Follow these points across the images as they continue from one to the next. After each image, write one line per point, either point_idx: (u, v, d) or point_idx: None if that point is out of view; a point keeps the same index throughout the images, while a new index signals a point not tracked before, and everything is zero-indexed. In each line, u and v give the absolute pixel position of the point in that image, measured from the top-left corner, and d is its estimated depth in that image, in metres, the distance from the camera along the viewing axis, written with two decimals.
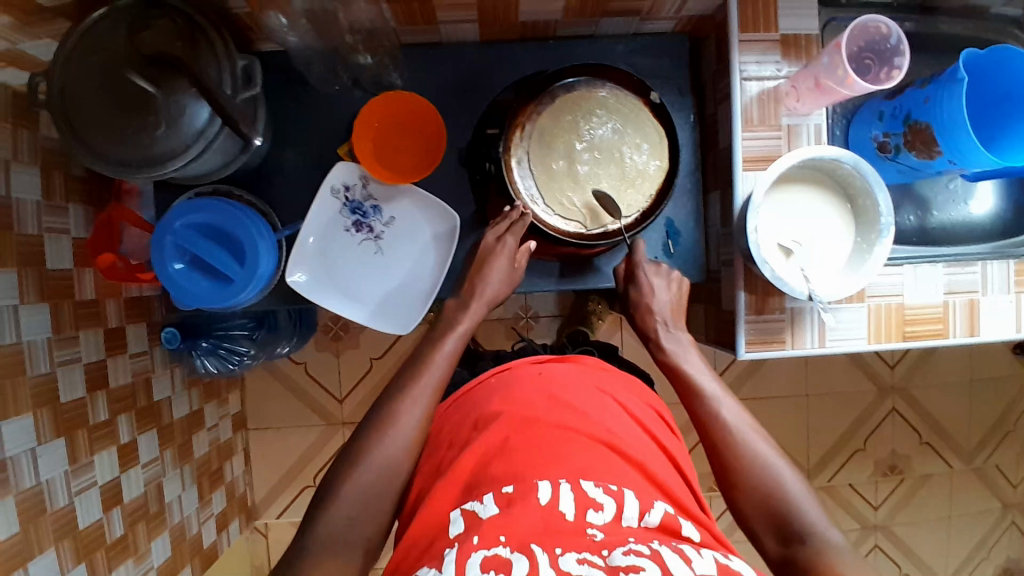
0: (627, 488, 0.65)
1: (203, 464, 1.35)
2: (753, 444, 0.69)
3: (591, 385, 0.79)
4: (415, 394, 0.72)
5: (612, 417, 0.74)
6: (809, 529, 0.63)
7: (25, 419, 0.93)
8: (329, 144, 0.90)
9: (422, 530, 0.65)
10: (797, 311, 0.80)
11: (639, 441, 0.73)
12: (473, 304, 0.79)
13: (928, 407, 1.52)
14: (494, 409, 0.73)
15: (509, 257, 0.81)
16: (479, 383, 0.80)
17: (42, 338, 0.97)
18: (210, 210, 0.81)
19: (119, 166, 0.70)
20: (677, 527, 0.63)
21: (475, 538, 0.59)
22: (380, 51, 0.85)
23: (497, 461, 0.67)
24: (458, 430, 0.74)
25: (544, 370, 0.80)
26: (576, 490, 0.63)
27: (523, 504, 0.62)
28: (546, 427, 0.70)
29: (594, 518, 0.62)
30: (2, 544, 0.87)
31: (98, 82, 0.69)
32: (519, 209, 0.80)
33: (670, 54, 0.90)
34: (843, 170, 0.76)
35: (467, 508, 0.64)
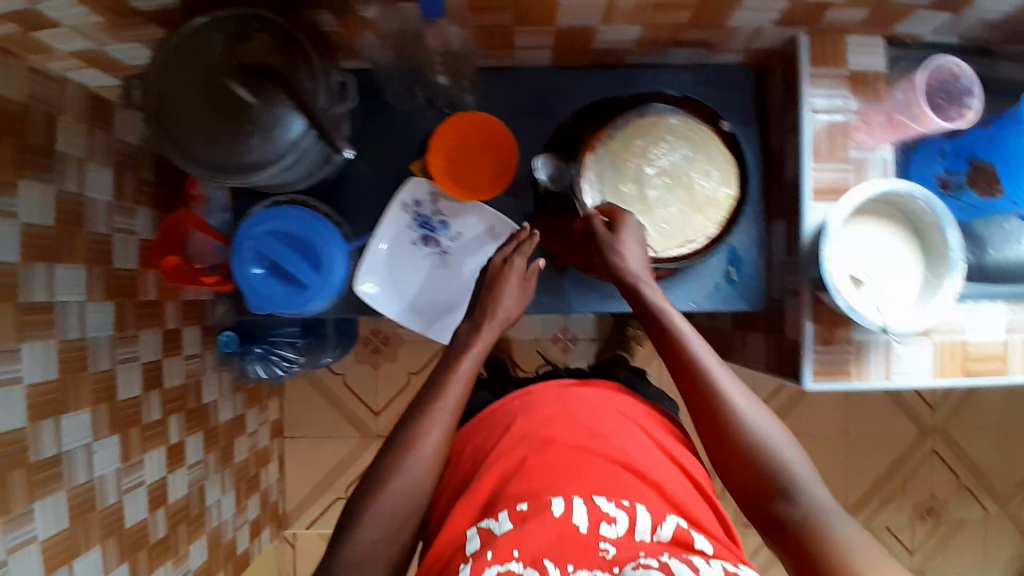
0: (639, 503, 0.70)
1: (242, 469, 1.36)
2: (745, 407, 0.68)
3: (613, 407, 0.83)
4: (437, 413, 0.74)
5: (634, 438, 0.78)
6: (797, 490, 0.63)
7: (83, 414, 0.94)
8: (399, 159, 0.93)
9: (443, 547, 0.71)
10: (863, 343, 0.82)
11: (657, 460, 0.77)
12: (485, 325, 0.82)
13: (969, 450, 1.49)
14: (515, 431, 0.78)
15: (519, 277, 0.86)
16: (504, 405, 0.86)
17: (105, 335, 0.99)
18: (287, 217, 0.83)
19: (214, 171, 0.73)
20: (688, 540, 0.68)
21: (489, 553, 0.65)
22: (458, 73, 0.87)
23: (516, 479, 0.72)
24: (483, 447, 0.80)
25: (569, 394, 0.85)
26: (589, 504, 0.68)
27: (537, 520, 0.67)
28: (564, 448, 0.75)
29: (607, 531, 0.67)
30: (51, 540, 0.88)
31: (198, 89, 0.72)
32: (528, 229, 0.89)
33: (737, 85, 0.92)
34: (916, 206, 0.77)
35: (484, 525, 0.69)
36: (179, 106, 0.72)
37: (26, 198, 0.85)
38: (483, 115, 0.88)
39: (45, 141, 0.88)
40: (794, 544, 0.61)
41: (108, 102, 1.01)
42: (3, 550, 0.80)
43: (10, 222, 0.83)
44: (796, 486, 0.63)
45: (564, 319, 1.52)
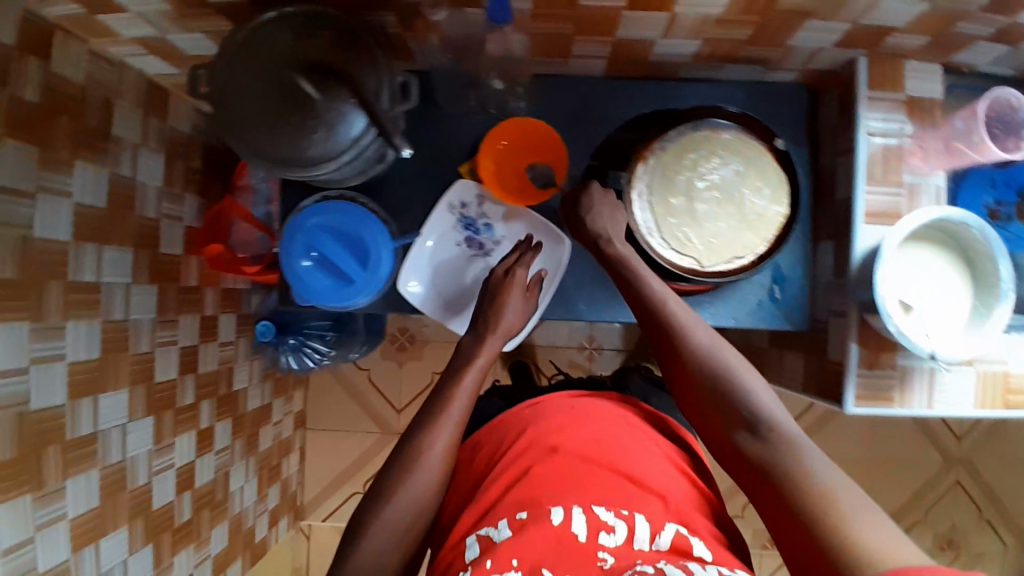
0: (638, 512, 0.71)
1: (265, 458, 1.37)
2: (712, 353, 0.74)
3: (621, 416, 0.84)
4: (443, 425, 0.75)
5: (643, 450, 0.79)
6: (759, 421, 0.69)
7: (121, 394, 0.95)
8: (448, 160, 0.93)
9: (450, 552, 0.73)
10: (908, 369, 0.81)
11: (660, 468, 0.77)
12: (490, 338, 0.82)
13: (994, 483, 1.48)
14: (522, 440, 0.80)
15: (521, 288, 0.86)
16: (513, 411, 0.87)
17: (147, 318, 1.00)
18: (340, 212, 0.85)
19: (276, 163, 0.75)
20: (687, 547, 0.69)
21: (488, 560, 0.66)
22: (513, 79, 0.88)
23: (519, 486, 0.74)
24: (494, 453, 0.82)
25: (577, 404, 0.86)
26: (587, 513, 0.70)
27: (536, 527, 0.68)
28: (568, 457, 0.76)
29: (605, 540, 0.68)
30: (81, 518, 0.88)
31: (265, 83, 0.73)
32: (529, 241, 0.90)
33: (790, 104, 0.92)
34: (971, 236, 0.77)
35: (483, 534, 0.71)
36: (245, 100, 0.74)
37: (80, 177, 0.86)
38: (537, 123, 0.87)
39: (102, 123, 0.90)
40: (758, 471, 0.67)
41: (163, 89, 1.02)
42: (32, 526, 0.81)
43: (64, 201, 0.83)
44: (760, 419, 0.69)
45: (591, 327, 1.52)
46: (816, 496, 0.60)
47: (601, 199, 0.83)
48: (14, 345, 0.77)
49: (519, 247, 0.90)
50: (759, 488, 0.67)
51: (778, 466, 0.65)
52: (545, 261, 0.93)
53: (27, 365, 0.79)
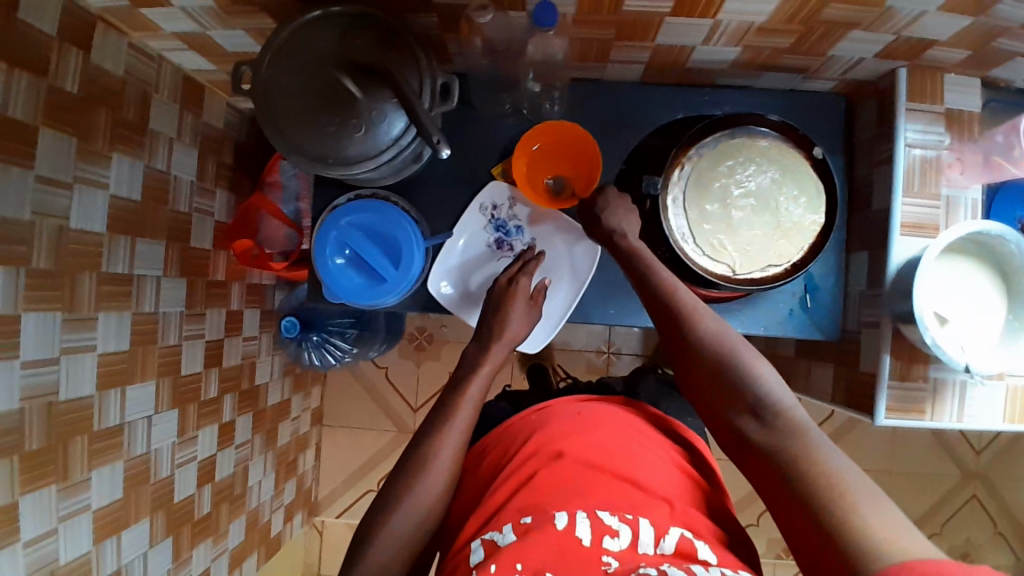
0: (643, 516, 0.69)
1: (283, 453, 1.38)
2: (718, 339, 0.72)
3: (628, 424, 0.83)
4: (448, 437, 0.75)
5: (648, 457, 0.78)
6: (765, 408, 0.67)
7: (148, 387, 0.96)
8: (481, 162, 0.94)
9: (453, 561, 0.72)
10: (940, 382, 0.81)
11: (665, 476, 0.76)
12: (495, 346, 0.82)
13: (1011, 499, 1.47)
14: (528, 447, 0.79)
15: (525, 296, 0.86)
16: (521, 417, 0.87)
17: (176, 311, 1.01)
18: (373, 209, 0.85)
19: (313, 160, 0.75)
20: (692, 551, 0.67)
21: (493, 564, 0.64)
22: (550, 82, 0.88)
23: (524, 493, 0.73)
24: (500, 459, 0.82)
25: (584, 411, 0.86)
26: (592, 518, 0.68)
27: (540, 532, 0.66)
28: (572, 464, 0.76)
29: (610, 544, 0.66)
30: (105, 509, 0.88)
31: (308, 81, 0.74)
32: (533, 251, 0.91)
33: (825, 113, 0.92)
34: (1008, 251, 0.77)
35: (488, 538, 0.69)
36: (287, 96, 0.74)
37: (116, 169, 0.86)
38: (575, 130, 0.87)
39: (139, 117, 0.90)
40: (762, 460, 0.65)
41: (199, 84, 1.03)
42: (56, 517, 0.81)
43: (100, 192, 0.84)
44: (766, 406, 0.67)
45: (610, 331, 1.52)
46: (823, 485, 0.58)
47: (611, 200, 0.84)
48: (47, 336, 0.77)
49: (522, 257, 0.91)
50: (764, 478, 0.64)
51: (784, 454, 0.63)
52: (547, 271, 0.94)
53: (57, 355, 0.79)
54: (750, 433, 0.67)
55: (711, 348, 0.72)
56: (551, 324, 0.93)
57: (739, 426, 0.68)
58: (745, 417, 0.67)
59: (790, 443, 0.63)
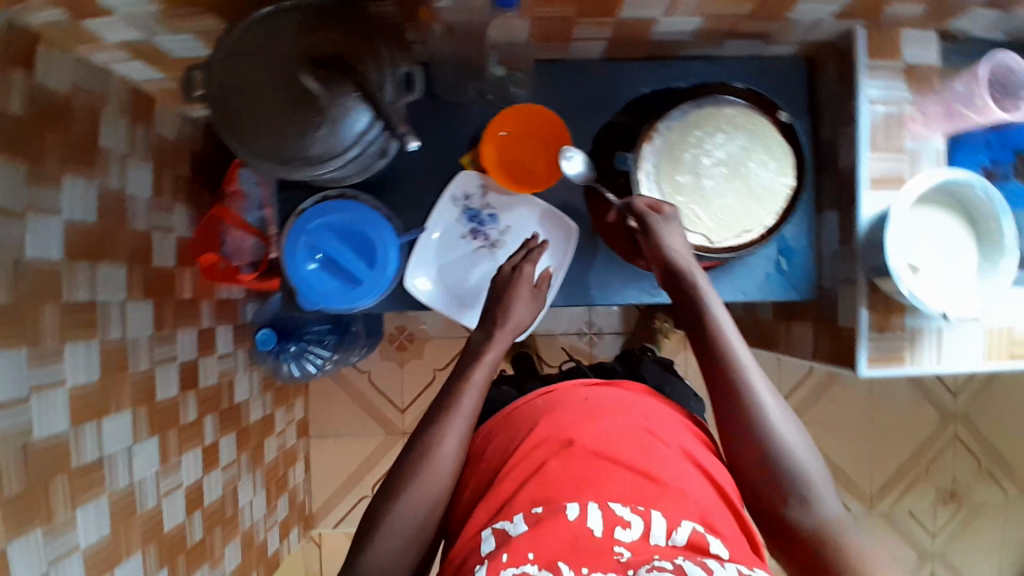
0: (655, 508, 0.69)
1: (272, 468, 1.34)
2: (776, 420, 0.72)
3: (636, 408, 0.81)
4: (454, 422, 0.74)
5: (659, 447, 0.76)
6: (815, 498, 0.69)
7: (124, 417, 0.92)
8: (449, 153, 0.92)
9: (460, 550, 0.72)
10: (916, 332, 0.83)
11: (677, 465, 0.74)
12: (496, 334, 0.81)
13: (990, 436, 1.52)
14: (534, 434, 0.78)
15: (528, 284, 0.86)
16: (526, 403, 0.85)
17: (144, 336, 0.97)
18: (341, 210, 0.82)
19: (277, 161, 0.73)
20: (705, 545, 0.67)
21: (504, 555, 0.65)
22: (511, 64, 0.86)
23: (533, 484, 0.72)
24: (503, 447, 0.81)
25: (591, 395, 0.83)
26: (603, 509, 0.68)
27: (552, 523, 0.67)
28: (581, 452, 0.74)
29: (621, 535, 0.66)
30: (94, 546, 0.85)
31: (266, 79, 0.71)
32: (534, 238, 0.89)
33: (788, 76, 0.92)
34: (974, 197, 0.79)
35: (498, 527, 0.70)
36: (243, 95, 0.71)
37: (68, 192, 0.82)
38: (556, 118, 0.86)
39: (88, 135, 0.86)
40: (803, 548, 0.68)
41: (148, 96, 0.99)
42: (44, 562, 0.77)
43: (54, 219, 0.79)
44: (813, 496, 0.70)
45: (590, 312, 1.53)
46: None
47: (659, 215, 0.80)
48: (13, 374, 0.73)
49: (525, 245, 0.90)
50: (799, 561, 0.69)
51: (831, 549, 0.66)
52: (551, 260, 0.93)
53: (28, 394, 0.75)
54: (795, 521, 0.69)
55: (769, 426, 0.72)
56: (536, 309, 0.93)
57: (783, 509, 0.70)
58: (794, 506, 0.69)
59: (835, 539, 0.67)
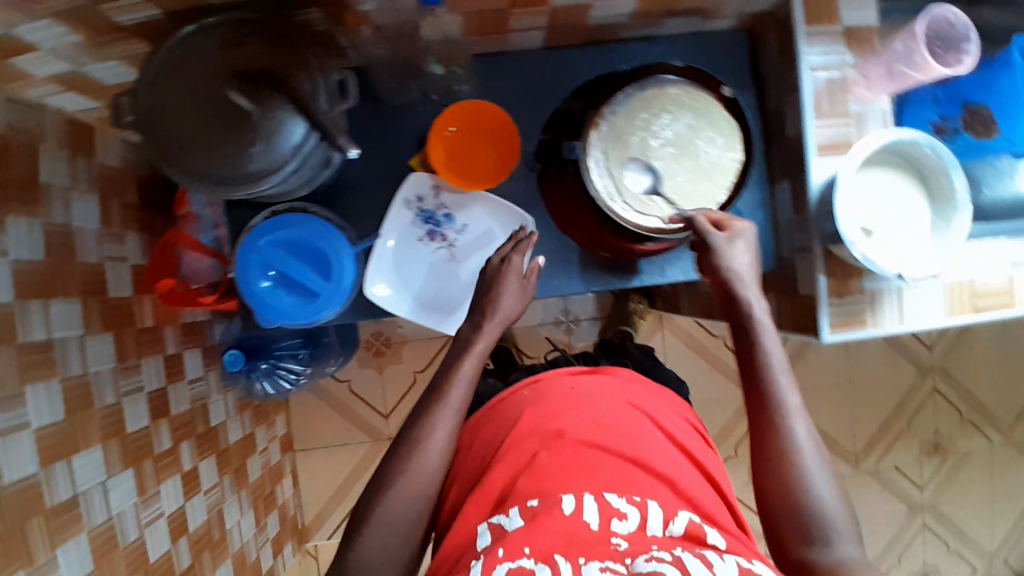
0: (650, 499, 0.70)
1: (258, 487, 1.33)
2: (809, 461, 0.72)
3: (622, 397, 0.83)
4: (442, 414, 0.75)
5: (650, 438, 0.78)
6: (836, 542, 0.68)
7: (94, 452, 0.90)
8: (397, 157, 0.90)
9: (452, 547, 0.72)
10: (876, 294, 0.84)
11: (669, 456, 0.77)
12: (486, 325, 0.81)
13: (967, 385, 1.54)
14: (523, 424, 0.78)
15: (517, 274, 0.84)
16: (512, 393, 0.85)
17: (107, 368, 0.94)
18: (290, 225, 0.80)
19: (214, 184, 0.70)
20: (701, 535, 0.68)
21: (500, 550, 0.64)
22: (452, 62, 0.84)
23: (526, 476, 0.72)
24: (490, 441, 0.80)
25: (576, 383, 0.84)
26: (599, 501, 0.69)
27: (548, 516, 0.66)
28: (574, 444, 0.75)
29: (618, 527, 0.66)
30: None
31: (195, 100, 0.69)
32: (523, 229, 0.87)
33: (731, 50, 0.92)
34: (924, 155, 0.79)
35: (494, 522, 0.70)
36: (175, 120, 0.69)
37: (11, 231, 0.80)
38: (497, 109, 0.85)
39: (25, 171, 0.83)
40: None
41: (87, 125, 0.96)
42: None
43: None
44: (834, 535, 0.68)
45: (564, 300, 1.52)
46: None
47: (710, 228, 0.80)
48: None
49: (514, 237, 0.88)
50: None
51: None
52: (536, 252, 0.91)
53: None
54: (807, 559, 0.69)
55: (800, 465, 0.71)
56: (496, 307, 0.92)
57: (798, 549, 0.69)
58: (814, 546, 0.69)
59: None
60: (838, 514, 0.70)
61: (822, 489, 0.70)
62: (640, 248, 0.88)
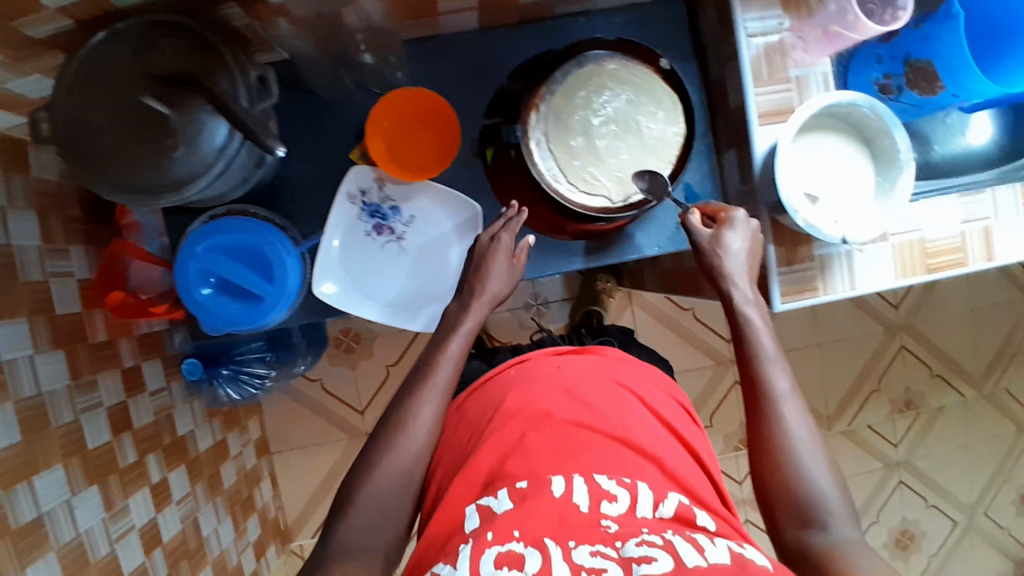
0: (640, 479, 0.68)
1: (233, 494, 1.30)
2: (801, 444, 0.71)
3: (610, 377, 0.81)
4: (430, 394, 0.76)
5: (637, 418, 0.77)
6: (832, 525, 0.66)
7: (56, 471, 0.85)
8: (338, 152, 0.88)
9: (438, 530, 0.69)
10: (825, 258, 0.86)
11: (656, 436, 0.76)
12: (473, 303, 0.81)
13: (935, 340, 1.56)
14: (511, 406, 0.76)
15: (506, 253, 0.83)
16: (499, 374, 0.83)
17: (62, 386, 0.90)
18: (229, 230, 0.79)
19: (138, 194, 0.68)
20: (692, 518, 0.66)
21: (489, 534, 0.62)
22: (382, 50, 0.82)
23: (514, 456, 0.70)
24: (477, 421, 0.78)
25: (564, 365, 0.83)
26: (589, 483, 0.66)
27: (536, 499, 0.65)
28: (562, 426, 0.73)
29: (608, 509, 0.64)
30: None
31: (107, 108, 0.66)
32: (514, 206, 0.85)
33: (670, 21, 0.90)
34: (863, 116, 0.78)
35: (482, 504, 0.68)
36: (90, 127, 0.66)
37: None
38: (431, 93, 0.83)
39: None
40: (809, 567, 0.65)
41: None
42: None
43: None
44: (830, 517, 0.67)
45: (532, 284, 1.50)
46: None
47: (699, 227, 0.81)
48: None
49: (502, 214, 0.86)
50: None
51: (830, 568, 0.62)
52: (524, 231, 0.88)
53: None
54: (803, 542, 0.66)
55: (792, 447, 0.71)
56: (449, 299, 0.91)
57: (793, 532, 0.68)
58: (809, 528, 0.67)
59: (841, 558, 0.63)
60: (832, 496, 0.68)
61: (814, 471, 0.70)
62: (599, 227, 0.88)
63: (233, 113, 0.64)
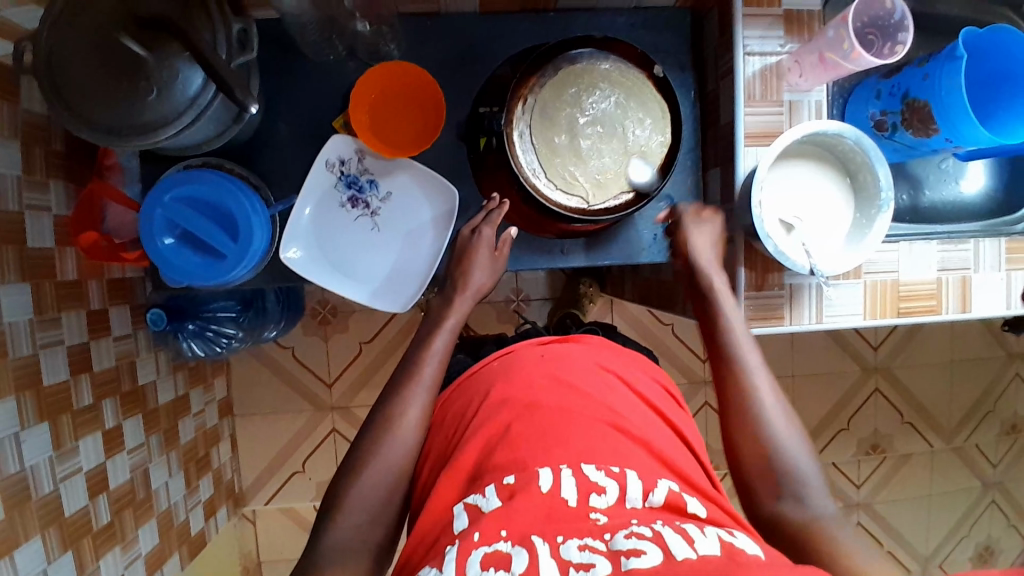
0: (630, 468, 0.62)
1: (190, 450, 1.29)
2: (775, 419, 0.70)
3: (592, 356, 0.76)
4: (416, 393, 0.73)
5: (619, 397, 0.71)
6: (811, 499, 0.65)
7: (8, 403, 0.81)
8: (325, 118, 0.88)
9: (429, 524, 0.64)
10: (795, 287, 0.86)
11: (641, 415, 0.71)
12: (458, 299, 0.81)
13: (912, 388, 1.55)
14: (496, 395, 0.70)
15: (488, 247, 0.84)
16: (483, 365, 0.77)
17: (24, 319, 0.84)
18: (196, 181, 0.78)
19: (107, 134, 0.67)
20: (682, 505, 0.61)
21: (476, 534, 0.57)
22: (379, 19, 0.82)
23: (500, 448, 0.65)
24: (463, 413, 0.72)
25: (547, 351, 0.77)
26: (577, 475, 0.61)
27: (525, 495, 0.59)
28: (547, 411, 0.67)
29: (597, 502, 0.59)
30: None
31: (87, 45, 0.66)
32: (496, 201, 0.85)
33: (671, 29, 0.90)
34: (849, 147, 0.81)
35: (470, 501, 0.62)
36: (68, 63, 0.66)
37: None
38: (423, 74, 0.82)
39: None
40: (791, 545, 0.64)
41: None
42: None
43: None
44: (806, 491, 0.66)
45: (516, 280, 1.49)
46: None
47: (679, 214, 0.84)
48: None
49: (484, 206, 0.87)
50: None
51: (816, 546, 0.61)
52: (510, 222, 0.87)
53: None
54: (782, 518, 0.65)
55: (769, 424, 0.70)
56: (417, 283, 0.89)
57: (770, 506, 0.67)
58: (788, 502, 0.66)
59: (825, 536, 0.62)
60: (811, 470, 0.67)
61: (792, 446, 0.69)
62: (581, 229, 0.87)
63: (217, 73, 0.64)
